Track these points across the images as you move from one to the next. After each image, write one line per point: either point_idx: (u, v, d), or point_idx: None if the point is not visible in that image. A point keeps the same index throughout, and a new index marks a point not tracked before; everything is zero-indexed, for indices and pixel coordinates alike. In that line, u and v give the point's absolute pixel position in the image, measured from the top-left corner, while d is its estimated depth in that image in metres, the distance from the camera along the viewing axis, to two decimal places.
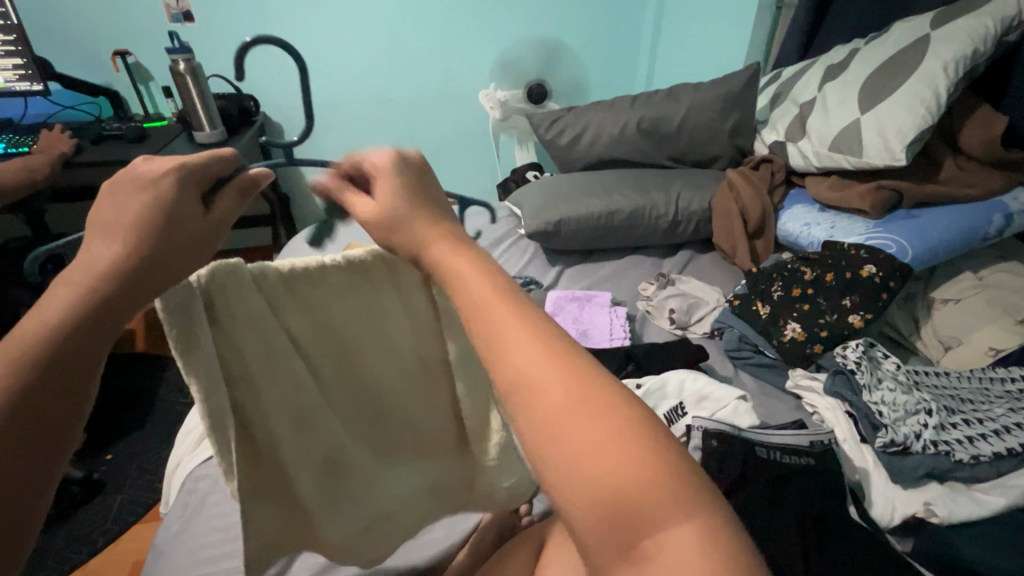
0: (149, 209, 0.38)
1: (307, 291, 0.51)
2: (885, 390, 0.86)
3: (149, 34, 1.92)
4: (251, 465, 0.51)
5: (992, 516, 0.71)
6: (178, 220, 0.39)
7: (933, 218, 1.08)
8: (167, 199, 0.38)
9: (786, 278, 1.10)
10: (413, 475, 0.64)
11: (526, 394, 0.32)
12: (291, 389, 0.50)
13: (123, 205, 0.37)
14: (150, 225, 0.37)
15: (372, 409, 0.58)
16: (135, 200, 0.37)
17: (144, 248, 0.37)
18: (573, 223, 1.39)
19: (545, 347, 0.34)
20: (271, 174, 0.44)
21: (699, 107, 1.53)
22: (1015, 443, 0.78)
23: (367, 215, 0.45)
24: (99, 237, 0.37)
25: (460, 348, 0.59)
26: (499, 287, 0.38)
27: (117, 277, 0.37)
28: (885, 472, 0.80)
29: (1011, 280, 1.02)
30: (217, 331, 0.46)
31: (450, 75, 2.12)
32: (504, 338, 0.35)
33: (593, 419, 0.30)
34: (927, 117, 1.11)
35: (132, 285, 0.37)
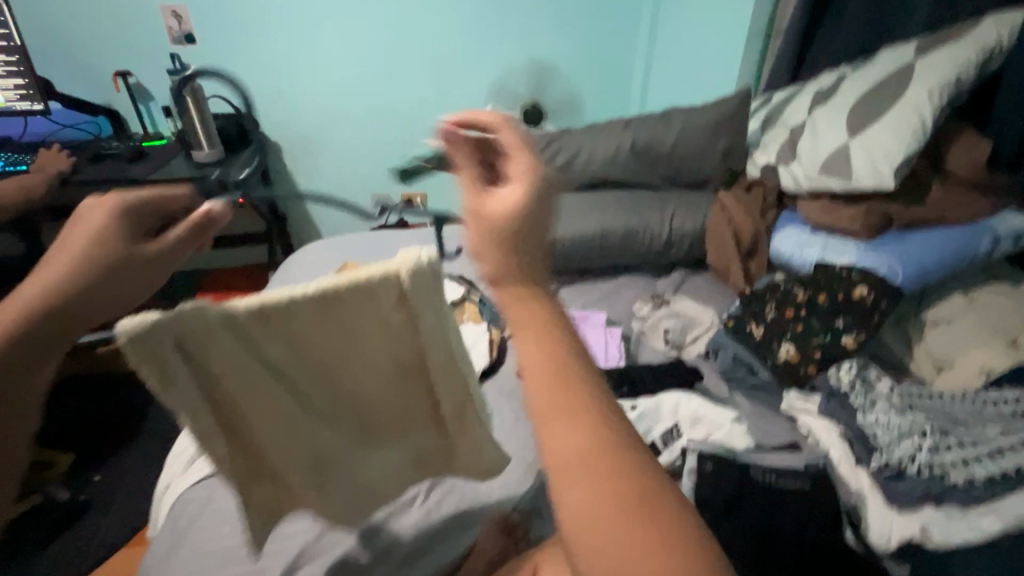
0: (89, 244, 0.43)
1: (280, 321, 0.49)
2: (879, 411, 0.86)
3: (150, 55, 1.95)
4: (243, 464, 0.55)
5: (987, 540, 0.72)
6: (107, 249, 0.44)
7: (922, 240, 1.10)
8: (102, 232, 0.44)
9: (779, 299, 1.11)
10: (403, 463, 0.65)
11: (569, 477, 0.34)
12: (269, 408, 0.52)
13: (69, 243, 0.43)
14: (83, 256, 0.43)
15: (359, 418, 0.60)
16: (79, 234, 0.44)
17: (77, 277, 0.42)
18: (568, 243, 1.40)
19: (591, 433, 0.35)
20: (221, 214, 0.48)
21: (691, 130, 1.56)
22: (1011, 466, 0.77)
23: (476, 249, 0.44)
24: (49, 266, 0.43)
25: (439, 358, 0.55)
26: (554, 350, 0.39)
27: (51, 301, 0.42)
28: (881, 495, 0.79)
29: (1002, 302, 1.03)
30: (195, 365, 0.47)
31: (447, 97, 2.15)
32: (542, 382, 0.38)
33: (631, 518, 0.32)
34: (914, 142, 1.14)
35: (63, 309, 0.42)
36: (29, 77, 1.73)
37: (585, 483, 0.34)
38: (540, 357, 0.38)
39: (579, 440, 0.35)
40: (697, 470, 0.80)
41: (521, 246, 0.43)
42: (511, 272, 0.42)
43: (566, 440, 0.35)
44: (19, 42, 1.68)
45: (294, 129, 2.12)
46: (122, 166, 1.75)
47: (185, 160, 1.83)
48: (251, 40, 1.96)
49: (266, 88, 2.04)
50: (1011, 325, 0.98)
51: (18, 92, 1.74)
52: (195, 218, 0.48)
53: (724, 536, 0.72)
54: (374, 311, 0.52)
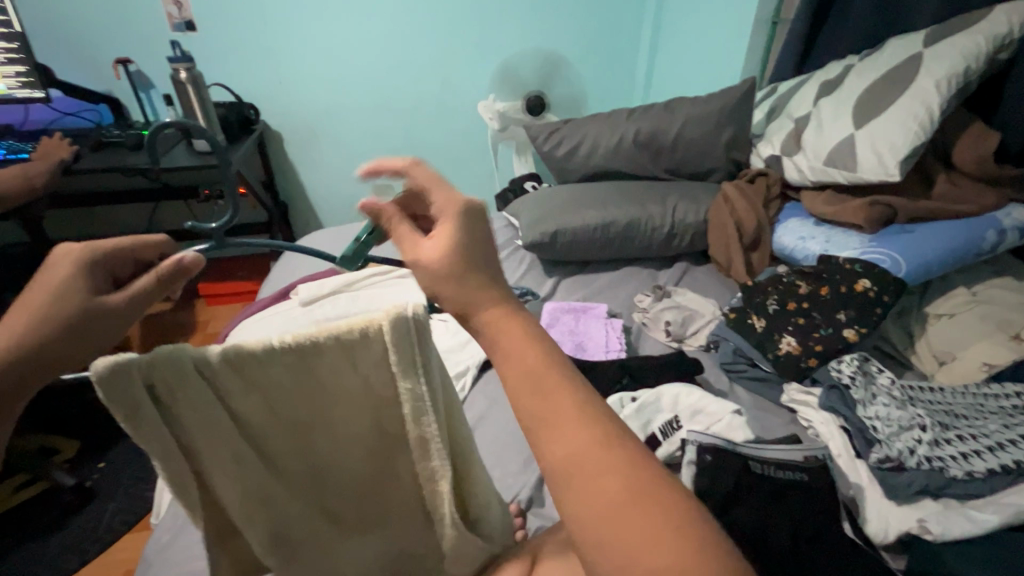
0: (48, 295, 0.45)
1: (257, 375, 0.50)
2: (879, 405, 0.86)
3: (150, 42, 1.93)
4: (207, 513, 0.54)
5: (986, 534, 0.71)
6: (66, 301, 0.45)
7: (927, 233, 1.09)
8: (63, 284, 0.45)
9: (781, 292, 1.11)
10: (371, 531, 0.63)
11: (578, 476, 0.37)
12: (238, 464, 0.52)
13: (32, 296, 0.44)
14: (45, 308, 0.44)
15: (337, 475, 0.59)
16: (42, 286, 0.45)
17: (40, 329, 0.44)
18: (569, 234, 1.40)
19: (594, 434, 0.39)
20: (197, 262, 0.47)
21: (695, 120, 1.55)
22: (1009, 460, 0.77)
23: (426, 255, 0.46)
24: (15, 314, 0.45)
25: (419, 429, 0.55)
26: (547, 360, 0.42)
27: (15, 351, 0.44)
28: (880, 488, 0.79)
29: (1005, 296, 1.02)
30: (166, 412, 0.47)
31: (449, 86, 2.14)
32: (545, 398, 0.40)
33: (643, 509, 0.35)
34: (921, 133, 1.12)
35: (28, 358, 0.44)
36: (29, 64, 1.71)
37: (601, 482, 0.36)
38: (530, 380, 0.41)
39: (587, 443, 0.38)
40: (696, 461, 0.80)
41: (472, 277, 0.46)
42: (481, 299, 0.45)
43: (575, 448, 0.38)
44: (18, 28, 1.66)
45: (296, 118, 2.11)
46: (122, 154, 1.75)
47: (186, 149, 1.82)
48: (251, 27, 1.94)
49: (267, 76, 2.02)
50: (1014, 320, 0.97)
51: (18, 79, 1.73)
52: (168, 265, 0.47)
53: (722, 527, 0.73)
54: (354, 368, 0.52)
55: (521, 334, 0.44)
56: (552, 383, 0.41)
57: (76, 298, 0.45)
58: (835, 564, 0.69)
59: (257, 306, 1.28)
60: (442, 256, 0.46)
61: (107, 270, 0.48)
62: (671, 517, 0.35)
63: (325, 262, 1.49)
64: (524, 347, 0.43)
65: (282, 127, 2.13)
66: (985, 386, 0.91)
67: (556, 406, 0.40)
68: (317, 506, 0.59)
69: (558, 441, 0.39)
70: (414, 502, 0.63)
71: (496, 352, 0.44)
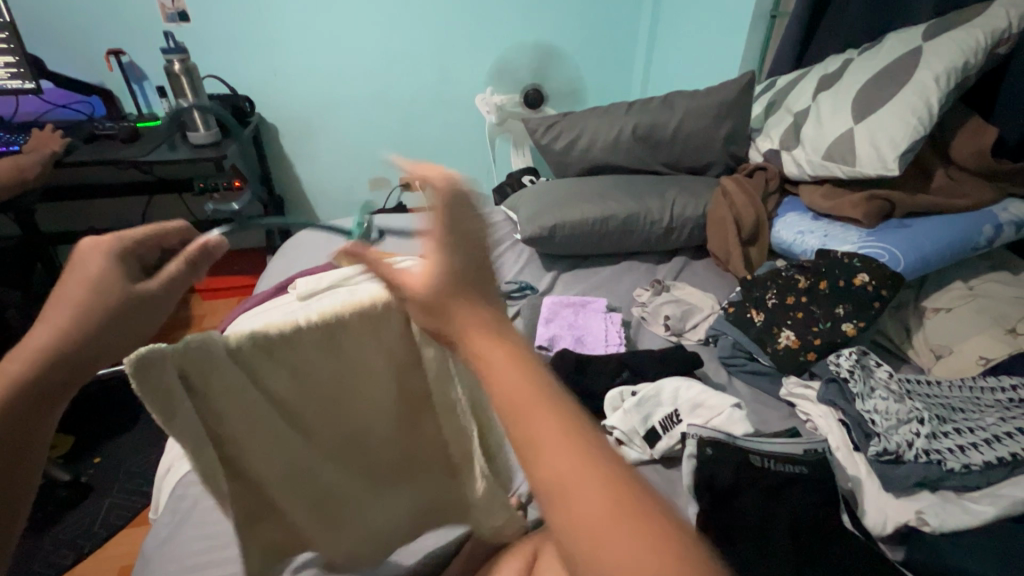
0: (84, 290, 0.44)
1: (285, 353, 0.51)
2: (877, 398, 0.87)
3: (143, 33, 1.91)
4: (245, 502, 0.54)
5: (982, 525, 0.72)
6: (104, 293, 0.44)
7: (925, 227, 1.09)
8: (100, 278, 0.44)
9: (780, 286, 1.11)
10: (405, 498, 0.65)
11: (563, 497, 0.36)
12: (273, 443, 0.52)
13: (67, 292, 0.43)
14: (83, 303, 0.43)
15: (365, 453, 0.60)
16: (74, 282, 0.44)
17: (81, 327, 0.44)
18: (568, 228, 1.39)
19: (576, 450, 0.38)
20: (220, 243, 0.48)
21: (694, 114, 1.54)
22: (1006, 452, 0.78)
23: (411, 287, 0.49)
24: (52, 311, 0.44)
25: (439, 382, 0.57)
26: (531, 379, 0.42)
27: (57, 349, 0.44)
28: (878, 481, 0.80)
29: (1002, 290, 1.03)
30: (199, 401, 0.48)
31: (447, 79, 2.12)
32: (528, 418, 0.39)
33: (630, 527, 0.34)
34: (920, 128, 1.12)
35: (74, 355, 0.44)
36: (19, 55, 1.69)
37: (587, 512, 0.35)
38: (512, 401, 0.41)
39: (573, 467, 0.37)
40: (697, 455, 0.80)
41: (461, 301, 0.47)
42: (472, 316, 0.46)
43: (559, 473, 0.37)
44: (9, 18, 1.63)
45: (291, 110, 2.09)
46: (116, 147, 1.73)
47: (180, 142, 1.80)
48: (246, 18, 1.91)
49: (262, 68, 2.00)
50: (1011, 314, 0.98)
51: (8, 70, 1.70)
52: (194, 248, 0.47)
53: (723, 520, 0.73)
54: (375, 335, 0.54)
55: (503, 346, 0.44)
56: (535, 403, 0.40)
57: (111, 287, 0.44)
58: (835, 554, 0.69)
59: (255, 300, 1.27)
60: (426, 284, 0.47)
61: (135, 257, 0.47)
62: (659, 535, 0.33)
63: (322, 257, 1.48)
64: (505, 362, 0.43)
65: (278, 120, 2.11)
66: (983, 379, 0.92)
67: (540, 427, 0.39)
68: (353, 482, 0.60)
69: (544, 463, 0.37)
70: (443, 462, 0.65)
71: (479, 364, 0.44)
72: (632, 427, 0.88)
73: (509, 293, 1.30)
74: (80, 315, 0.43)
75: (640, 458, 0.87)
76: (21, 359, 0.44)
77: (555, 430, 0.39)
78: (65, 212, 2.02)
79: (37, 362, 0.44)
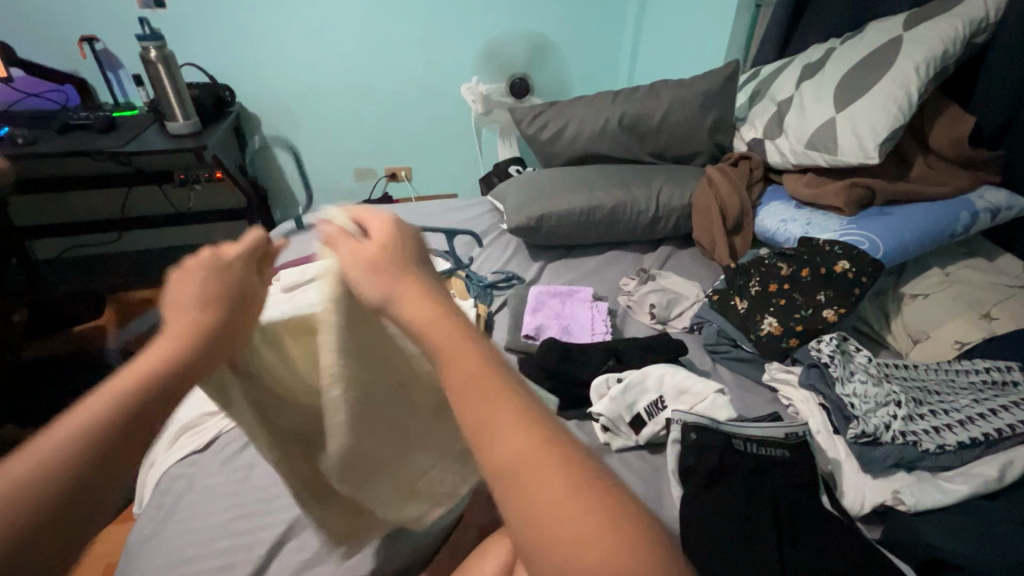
0: (218, 274, 0.46)
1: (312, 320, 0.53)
2: (857, 381, 0.89)
3: (117, 20, 1.85)
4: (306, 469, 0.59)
5: (955, 503, 0.74)
6: (239, 276, 0.47)
7: (904, 215, 1.11)
8: (231, 268, 0.47)
9: (763, 273, 1.13)
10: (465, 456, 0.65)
11: (517, 481, 0.34)
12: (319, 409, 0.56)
13: (201, 277, 0.45)
14: (223, 283, 0.46)
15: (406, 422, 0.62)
16: (206, 275, 0.45)
17: (227, 303, 0.45)
18: (554, 218, 1.39)
19: (532, 431, 0.36)
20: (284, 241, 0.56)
21: (679, 104, 1.55)
22: (979, 433, 0.80)
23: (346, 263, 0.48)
24: (191, 303, 0.43)
25: None
26: (484, 360, 0.39)
27: (213, 327, 0.43)
28: (857, 462, 0.82)
29: (977, 276, 1.05)
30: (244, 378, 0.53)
31: (432, 69, 2.10)
32: (481, 402, 0.37)
33: (584, 508, 0.33)
34: (899, 117, 1.14)
35: (229, 332, 0.45)
36: None
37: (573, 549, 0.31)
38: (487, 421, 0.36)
39: (564, 505, 0.33)
40: (681, 440, 0.82)
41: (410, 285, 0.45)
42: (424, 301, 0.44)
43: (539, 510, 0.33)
44: None
45: (273, 100, 2.05)
46: (91, 138, 1.69)
47: (158, 132, 1.76)
48: (225, 5, 1.87)
49: (242, 57, 1.96)
50: (985, 298, 1.00)
51: None
52: (274, 247, 0.54)
53: (705, 501, 0.75)
54: None
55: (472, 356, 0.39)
56: (515, 426, 0.36)
57: (240, 273, 0.47)
58: (813, 532, 0.71)
59: None
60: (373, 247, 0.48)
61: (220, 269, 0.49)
62: (622, 526, 0.32)
63: (308, 249, 1.47)
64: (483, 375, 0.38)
65: (259, 109, 2.07)
66: (958, 361, 0.94)
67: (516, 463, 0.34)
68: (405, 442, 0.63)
69: (495, 454, 0.35)
70: None
71: (450, 377, 0.39)
72: (618, 413, 0.89)
73: (496, 284, 1.29)
74: (225, 299, 0.45)
75: (626, 445, 0.88)
76: (176, 340, 0.41)
77: (535, 461, 0.34)
78: (40, 205, 1.97)
79: (207, 334, 0.43)
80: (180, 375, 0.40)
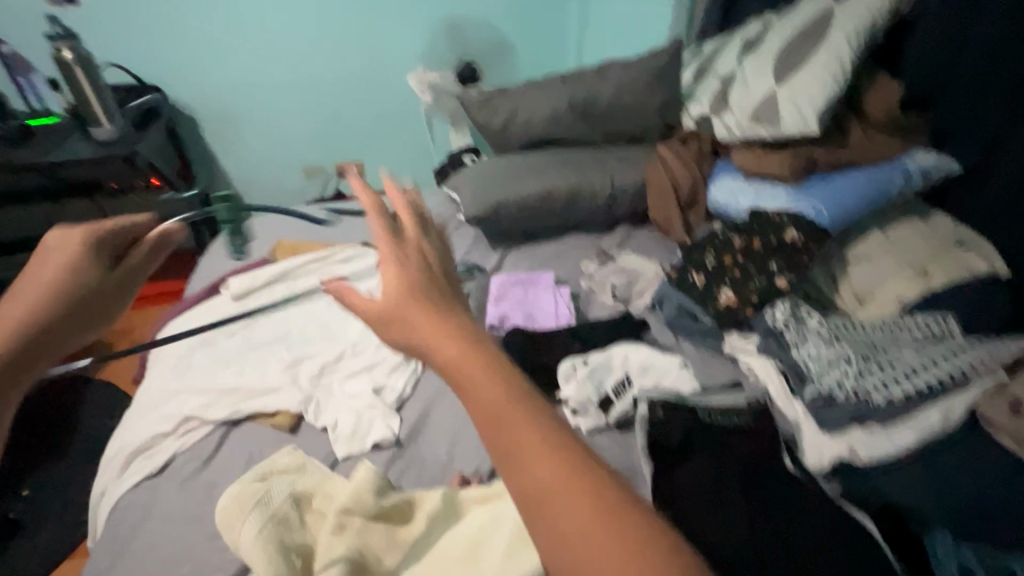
0: (87, 260, 0.49)
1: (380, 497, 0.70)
2: (810, 345, 0.93)
3: (24, 19, 1.71)
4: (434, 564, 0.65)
5: (904, 452, 0.78)
6: (103, 255, 0.50)
7: (844, 182, 1.16)
8: (94, 245, 0.50)
9: (717, 247, 1.15)
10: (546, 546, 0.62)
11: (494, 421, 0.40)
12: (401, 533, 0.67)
13: (61, 248, 0.48)
14: (84, 256, 0.49)
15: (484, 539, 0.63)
16: (75, 247, 0.49)
17: (87, 267, 0.49)
18: (511, 205, 1.38)
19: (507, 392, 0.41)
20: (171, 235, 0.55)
21: (627, 84, 1.55)
22: (923, 383, 0.84)
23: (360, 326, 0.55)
24: (55, 272, 0.47)
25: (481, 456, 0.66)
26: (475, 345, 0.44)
27: (72, 294, 0.47)
28: (814, 422, 0.85)
29: (914, 235, 1.11)
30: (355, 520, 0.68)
31: (375, 59, 2.03)
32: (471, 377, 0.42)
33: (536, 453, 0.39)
34: (835, 86, 1.18)
35: (88, 298, 0.48)
36: None
37: (534, 481, 0.38)
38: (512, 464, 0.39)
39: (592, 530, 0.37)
40: (649, 417, 0.84)
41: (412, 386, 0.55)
42: None
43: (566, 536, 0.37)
44: None
45: (208, 98, 1.95)
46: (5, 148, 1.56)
47: (82, 138, 1.65)
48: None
49: (169, 53, 1.84)
50: (924, 259, 1.06)
51: None
52: (151, 238, 0.55)
53: (676, 474, 0.77)
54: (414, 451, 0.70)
55: (492, 378, 0.42)
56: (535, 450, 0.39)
57: (101, 252, 0.51)
58: (779, 501, 0.72)
59: (185, 305, 1.20)
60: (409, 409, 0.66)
61: (104, 245, 0.51)
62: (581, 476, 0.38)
63: (257, 253, 1.41)
64: (506, 397, 0.41)
65: (194, 109, 1.96)
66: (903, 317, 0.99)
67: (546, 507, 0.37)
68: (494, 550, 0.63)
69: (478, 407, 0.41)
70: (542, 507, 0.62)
71: (470, 404, 0.42)
72: (585, 395, 0.90)
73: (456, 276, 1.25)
74: (83, 276, 0.48)
75: (598, 426, 0.89)
76: (15, 319, 0.45)
77: (571, 504, 0.37)
78: None
79: (67, 299, 0.47)
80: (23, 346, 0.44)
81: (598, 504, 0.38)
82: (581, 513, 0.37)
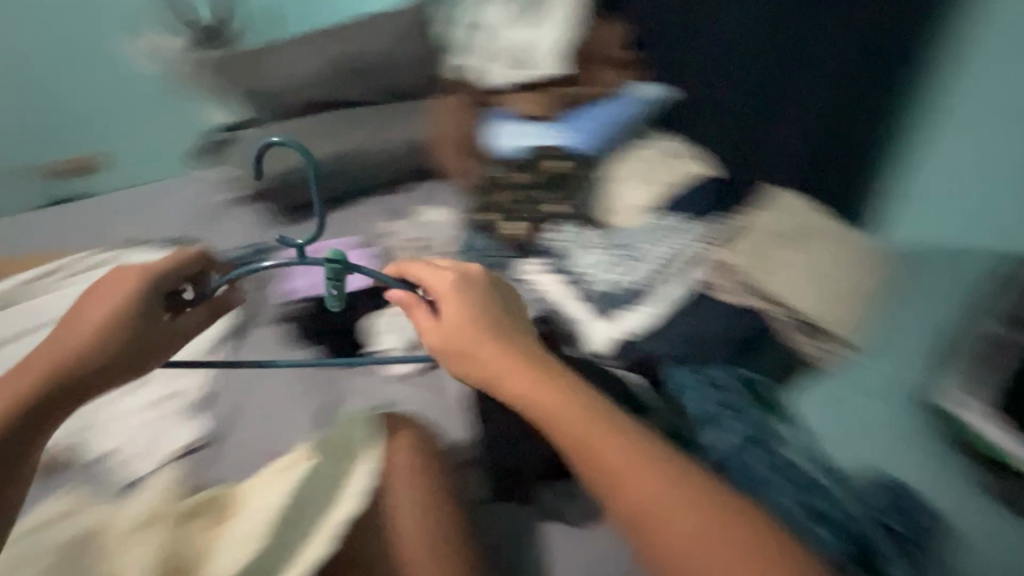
0: (122, 293, 0.71)
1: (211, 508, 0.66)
2: (588, 252, 1.14)
3: None
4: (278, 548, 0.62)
5: (654, 319, 1.00)
6: (166, 282, 0.74)
7: (589, 115, 1.35)
8: (163, 277, 0.74)
9: (498, 184, 1.27)
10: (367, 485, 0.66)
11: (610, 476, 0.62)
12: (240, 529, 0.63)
13: (108, 288, 0.72)
14: (134, 287, 0.72)
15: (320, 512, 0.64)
16: (104, 288, 0.72)
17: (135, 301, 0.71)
18: (294, 175, 1.32)
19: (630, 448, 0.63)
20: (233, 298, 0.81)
21: (391, 36, 1.50)
22: (661, 264, 1.08)
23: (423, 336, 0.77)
24: (95, 300, 0.70)
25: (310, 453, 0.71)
26: (586, 413, 0.65)
27: (100, 331, 0.69)
28: (593, 315, 1.02)
29: (647, 151, 1.34)
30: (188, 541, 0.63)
31: (66, 17, 1.58)
32: (602, 446, 0.63)
33: (647, 479, 0.60)
34: (564, 41, 1.43)
35: (136, 333, 0.70)
36: None
37: (640, 508, 0.60)
38: (589, 444, 0.64)
39: (643, 478, 0.61)
40: None
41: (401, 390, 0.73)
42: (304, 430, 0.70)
43: (627, 490, 0.61)
44: None
45: None
46: None
47: None
48: None
49: None
50: (658, 171, 1.30)
51: None
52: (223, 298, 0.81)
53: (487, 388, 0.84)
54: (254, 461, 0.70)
55: (595, 422, 0.65)
56: (611, 442, 0.63)
57: (139, 295, 0.72)
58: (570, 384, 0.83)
59: None
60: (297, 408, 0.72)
61: (162, 288, 0.74)
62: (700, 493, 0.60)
63: None
64: (548, 392, 0.68)
65: None
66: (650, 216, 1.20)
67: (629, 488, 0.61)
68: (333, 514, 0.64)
69: (601, 459, 0.63)
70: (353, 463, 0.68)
71: (601, 460, 0.63)
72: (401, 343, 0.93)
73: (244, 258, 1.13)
74: (117, 310, 0.70)
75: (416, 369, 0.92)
76: (83, 334, 0.68)
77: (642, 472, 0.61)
78: None
79: (114, 331, 0.69)
80: (86, 371, 0.67)
81: (656, 466, 0.61)
82: (638, 473, 0.61)
